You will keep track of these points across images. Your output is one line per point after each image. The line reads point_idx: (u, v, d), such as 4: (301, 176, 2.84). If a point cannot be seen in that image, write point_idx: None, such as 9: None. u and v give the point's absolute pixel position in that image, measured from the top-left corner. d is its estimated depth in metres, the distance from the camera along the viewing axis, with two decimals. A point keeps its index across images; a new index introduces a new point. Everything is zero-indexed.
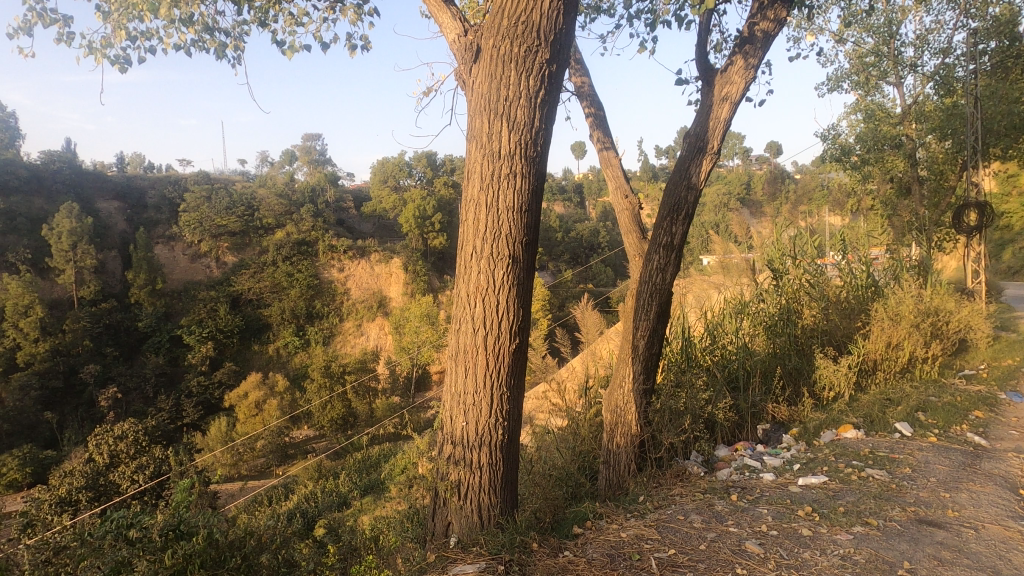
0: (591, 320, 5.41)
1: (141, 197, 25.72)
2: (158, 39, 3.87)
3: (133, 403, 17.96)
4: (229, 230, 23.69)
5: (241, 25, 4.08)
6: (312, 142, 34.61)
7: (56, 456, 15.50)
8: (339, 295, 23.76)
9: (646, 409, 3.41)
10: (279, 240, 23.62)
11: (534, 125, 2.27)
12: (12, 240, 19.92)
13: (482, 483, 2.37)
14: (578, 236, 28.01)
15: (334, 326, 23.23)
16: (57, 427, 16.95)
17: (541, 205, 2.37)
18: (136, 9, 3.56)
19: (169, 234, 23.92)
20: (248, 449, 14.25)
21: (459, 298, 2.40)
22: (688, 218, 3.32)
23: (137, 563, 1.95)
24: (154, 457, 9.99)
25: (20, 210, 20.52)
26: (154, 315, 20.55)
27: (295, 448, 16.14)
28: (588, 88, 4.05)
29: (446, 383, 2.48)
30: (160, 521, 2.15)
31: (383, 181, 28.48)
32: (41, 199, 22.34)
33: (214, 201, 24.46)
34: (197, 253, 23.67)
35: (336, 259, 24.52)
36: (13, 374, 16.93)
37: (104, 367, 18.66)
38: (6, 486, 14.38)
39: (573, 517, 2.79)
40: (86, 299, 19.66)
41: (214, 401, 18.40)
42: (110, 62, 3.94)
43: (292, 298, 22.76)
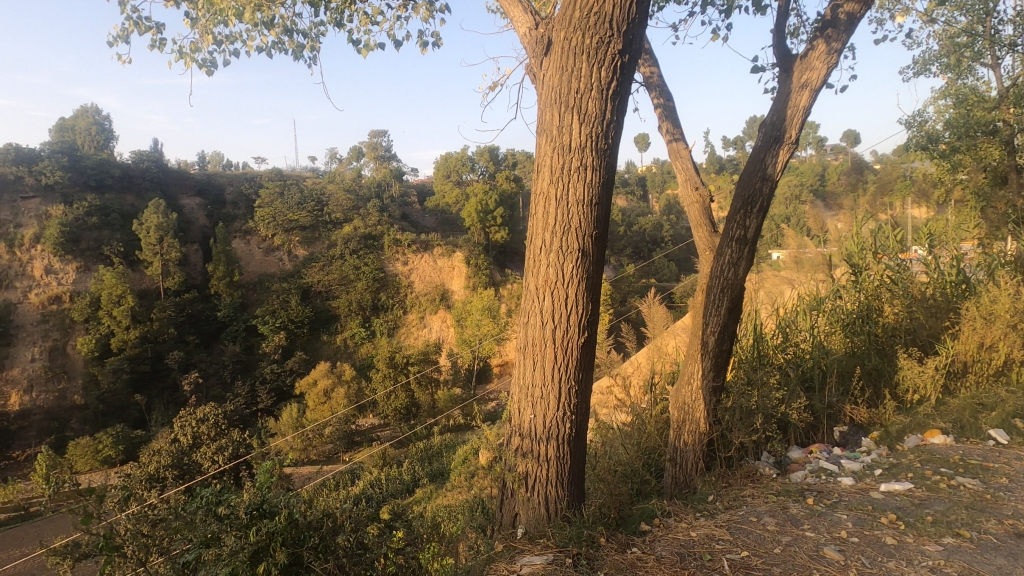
0: (659, 315, 5.13)
1: (219, 194, 27.19)
2: (242, 43, 4.05)
3: (213, 388, 19.06)
4: (300, 224, 24.73)
5: (318, 27, 4.20)
6: (379, 137, 35.43)
7: (144, 435, 16.68)
8: (403, 288, 24.30)
9: (715, 406, 3.33)
10: (347, 235, 24.43)
11: (605, 118, 2.25)
12: (107, 234, 21.48)
13: (550, 475, 2.38)
14: (641, 230, 27.61)
15: (399, 318, 23.83)
16: (145, 409, 18.32)
17: (611, 198, 2.34)
18: (222, 14, 3.74)
19: (245, 229, 25.09)
20: (317, 435, 14.79)
21: (528, 291, 2.42)
22: (762, 211, 3.19)
23: (224, 538, 2.11)
24: (232, 439, 10.50)
25: (113, 206, 22.03)
26: (232, 306, 21.69)
27: (361, 436, 16.65)
28: (657, 79, 3.96)
29: (514, 376, 2.51)
30: (245, 499, 2.28)
31: (446, 176, 28.95)
32: (132, 196, 23.95)
33: (287, 197, 25.57)
34: (271, 246, 24.77)
35: (400, 253, 25.02)
36: (108, 359, 18.32)
37: (187, 354, 19.77)
38: (101, 462, 15.63)
39: (640, 514, 2.75)
40: (171, 289, 20.95)
41: (286, 387, 19.25)
42: (198, 66, 4.13)
43: (358, 290, 23.40)
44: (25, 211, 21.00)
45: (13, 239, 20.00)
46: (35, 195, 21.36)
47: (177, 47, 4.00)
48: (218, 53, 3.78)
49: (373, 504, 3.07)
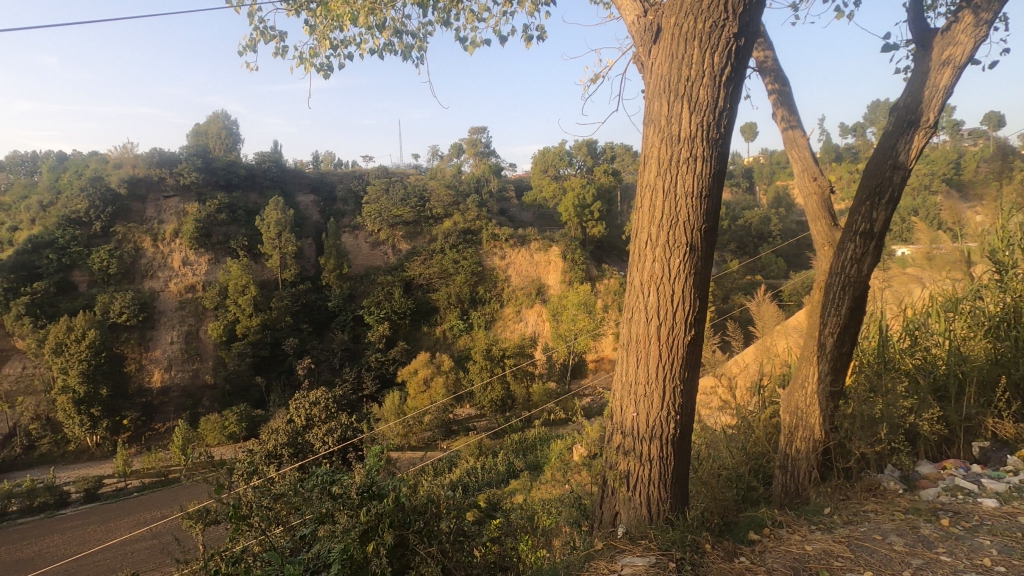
0: (769, 312, 4.86)
1: (331, 191, 28.95)
2: (355, 47, 4.24)
3: (324, 373, 20.33)
4: (403, 220, 25.78)
5: (426, 27, 4.33)
6: (479, 134, 36.00)
7: (263, 415, 18.08)
8: (500, 282, 24.64)
9: (832, 413, 3.12)
10: (447, 229, 25.15)
11: (717, 105, 2.15)
12: (234, 229, 23.54)
13: (651, 476, 2.32)
14: (746, 224, 26.27)
15: (496, 312, 24.20)
16: (265, 390, 19.88)
17: (722, 191, 2.24)
18: (339, 20, 3.94)
19: (354, 224, 26.53)
20: (417, 423, 15.37)
21: (633, 287, 2.37)
22: (892, 202, 2.91)
23: (337, 516, 2.27)
24: (340, 423, 11.09)
25: (239, 203, 24.18)
26: (341, 297, 22.99)
27: (459, 425, 17.10)
28: (772, 62, 3.73)
29: (618, 373, 2.47)
30: (357, 479, 2.42)
31: (544, 170, 29.06)
32: (255, 194, 26.04)
33: (392, 193, 26.68)
34: (377, 241, 26.03)
35: (498, 247, 25.38)
36: (234, 343, 20.02)
37: (301, 341, 21.18)
38: (228, 437, 17.17)
39: (747, 522, 2.62)
40: (288, 281, 22.51)
41: (389, 375, 20.19)
42: (316, 71, 4.39)
43: (457, 284, 24.01)
44: (167, 208, 23.37)
45: (157, 234, 22.29)
46: (175, 194, 23.73)
47: (298, 53, 4.26)
48: (334, 57, 3.99)
49: (473, 491, 3.15)
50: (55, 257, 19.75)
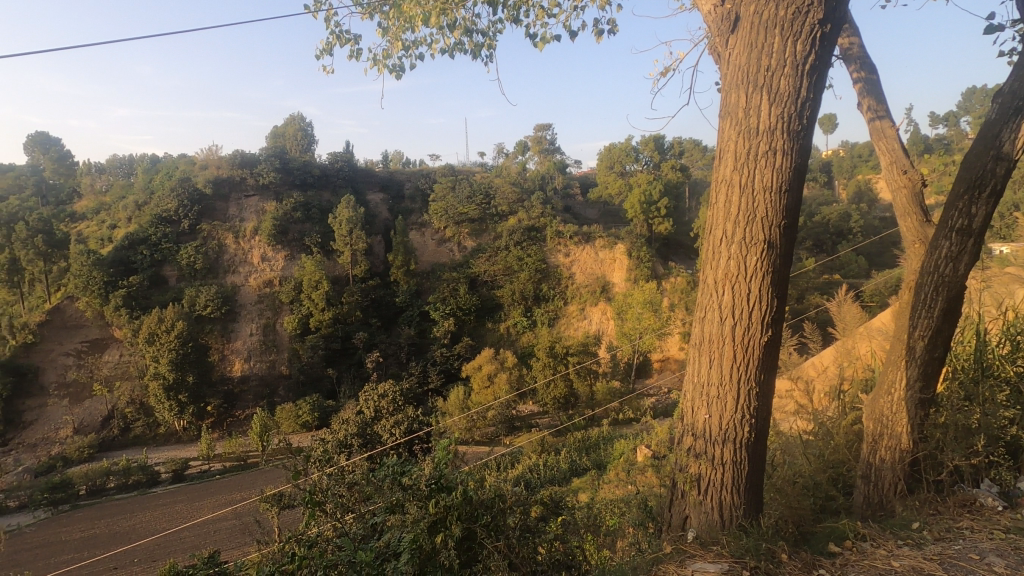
0: (851, 314, 4.63)
1: (399, 189, 29.82)
2: (427, 47, 4.32)
3: (391, 366, 20.90)
4: (469, 217, 26.15)
5: (497, 25, 4.35)
6: (544, 131, 35.85)
7: (335, 405, 18.77)
8: (564, 279, 24.54)
9: (921, 421, 2.93)
10: (512, 227, 25.27)
11: (800, 95, 2.05)
12: (308, 227, 24.55)
13: (724, 480, 2.26)
14: (824, 220, 25.03)
15: (559, 309, 24.09)
16: (336, 381, 20.64)
17: (804, 185, 2.14)
18: (411, 21, 4.02)
19: (421, 222, 27.13)
20: (480, 418, 15.56)
21: (706, 285, 2.32)
22: (995, 195, 2.68)
23: (407, 506, 2.35)
24: (406, 416, 11.22)
25: (314, 202, 25.30)
26: (409, 293, 23.54)
27: (521, 421, 17.16)
28: (857, 49, 3.52)
29: (689, 374, 2.43)
30: (426, 472, 2.49)
31: (610, 166, 28.70)
32: (328, 193, 27.09)
33: (458, 191, 27.10)
34: (443, 238, 26.52)
35: (562, 244, 25.28)
36: (308, 336, 20.88)
37: (370, 335, 21.85)
38: (301, 426, 17.94)
39: (827, 533, 2.50)
40: (358, 276, 23.23)
41: (454, 369, 20.54)
42: (389, 73, 4.49)
43: (521, 281, 24.07)
44: (247, 207, 24.62)
45: (238, 231, 23.51)
46: (255, 194, 24.98)
47: (372, 55, 4.38)
48: (406, 57, 4.09)
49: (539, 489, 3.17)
50: (148, 253, 21.19)
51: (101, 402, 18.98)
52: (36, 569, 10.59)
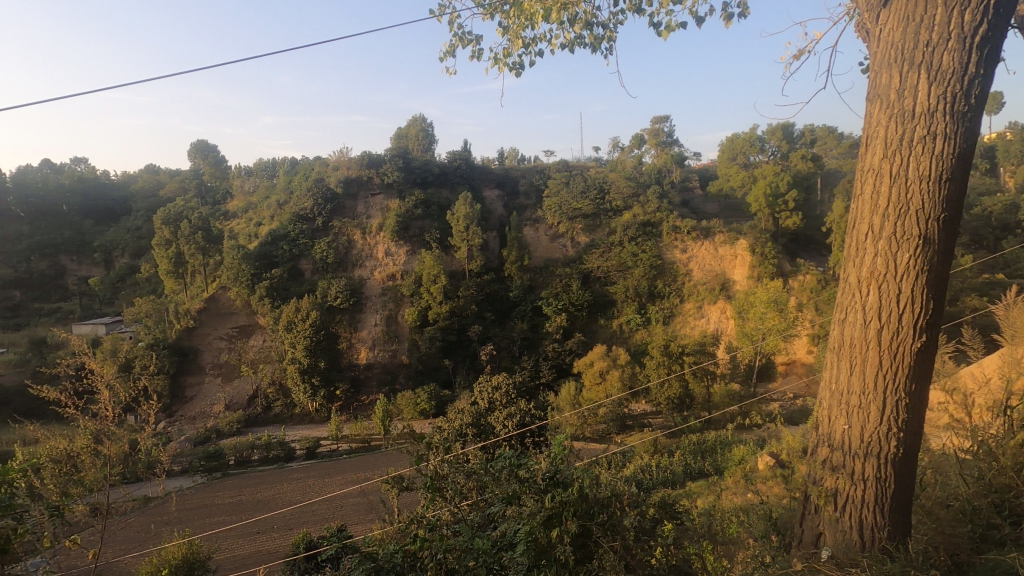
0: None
1: (514, 185, 30.49)
2: (547, 43, 4.32)
3: (504, 359, 21.40)
4: (583, 212, 26.12)
5: (618, 15, 4.26)
6: (662, 123, 34.72)
7: (450, 395, 19.50)
8: (681, 276, 23.68)
9: None
10: (626, 222, 24.75)
11: (966, 72, 1.98)
12: (428, 223, 25.66)
13: (864, 498, 2.23)
14: (985, 212, 22.17)
15: (674, 307, 23.24)
16: (451, 371, 21.48)
17: (968, 172, 2.07)
18: (531, 18, 4.05)
19: (535, 218, 27.66)
20: (591, 415, 15.42)
21: (851, 284, 2.33)
22: None
23: (524, 498, 2.44)
24: (519, 408, 11.25)
25: (433, 199, 26.42)
26: (522, 288, 23.87)
27: (633, 420, 16.84)
28: None
29: (829, 382, 2.44)
30: (544, 466, 2.56)
31: (732, 158, 27.39)
32: (447, 190, 28.25)
33: (572, 186, 27.15)
34: (557, 233, 26.73)
35: (679, 240, 24.43)
36: (427, 327, 21.80)
37: (484, 328, 22.45)
38: (420, 413, 18.83)
39: (989, 566, 2.22)
40: (474, 271, 23.85)
41: (566, 365, 20.62)
42: (508, 70, 4.54)
43: (635, 277, 23.53)
44: (373, 205, 26.17)
45: (365, 228, 25.09)
46: (380, 193, 26.55)
47: (492, 54, 4.45)
48: (526, 55, 4.12)
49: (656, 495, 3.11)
50: (289, 248, 23.25)
51: (247, 382, 21.05)
52: (195, 527, 11.95)
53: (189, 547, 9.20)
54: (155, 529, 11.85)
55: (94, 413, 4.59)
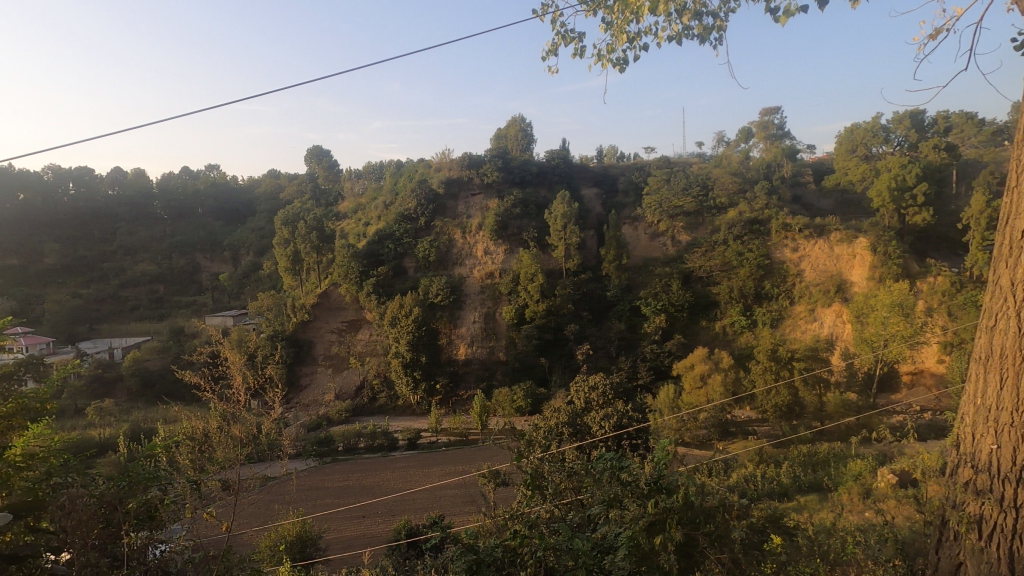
0: None
1: (613, 184, 30.17)
2: (653, 37, 4.22)
3: (601, 359, 21.24)
4: (684, 210, 25.31)
5: (729, 3, 4.07)
6: (771, 115, 32.82)
7: (546, 393, 19.59)
8: (792, 276, 22.21)
9: None
10: (732, 219, 23.60)
11: None
12: (526, 222, 25.87)
13: (1015, 528, 2.19)
14: None
15: (784, 309, 21.83)
16: (547, 370, 21.60)
17: None
18: (637, 11, 3.97)
19: (635, 215, 27.29)
20: (691, 419, 14.87)
21: (1006, 287, 2.30)
22: None
23: (626, 502, 2.41)
24: (617, 410, 11.01)
25: (531, 199, 26.65)
26: (620, 287, 23.44)
27: (737, 427, 16.09)
28: None
29: (981, 398, 2.40)
30: (647, 471, 2.52)
31: (851, 150, 25.52)
32: (545, 189, 28.43)
33: (673, 183, 26.40)
34: (656, 232, 26.12)
35: (790, 238, 23.03)
36: (524, 325, 22.01)
37: (581, 327, 22.33)
38: (516, 410, 19.07)
39: None
40: (571, 270, 23.75)
41: (664, 367, 20.11)
42: (612, 66, 4.46)
43: (741, 277, 22.37)
44: (473, 204, 26.78)
45: (465, 227, 25.73)
46: (480, 192, 27.14)
47: (596, 51, 4.39)
48: (630, 49, 4.04)
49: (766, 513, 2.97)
50: (394, 247, 24.38)
51: (355, 373, 22.22)
52: (308, 507, 12.83)
53: (302, 525, 9.89)
54: (271, 506, 12.82)
55: (225, 396, 5.03)
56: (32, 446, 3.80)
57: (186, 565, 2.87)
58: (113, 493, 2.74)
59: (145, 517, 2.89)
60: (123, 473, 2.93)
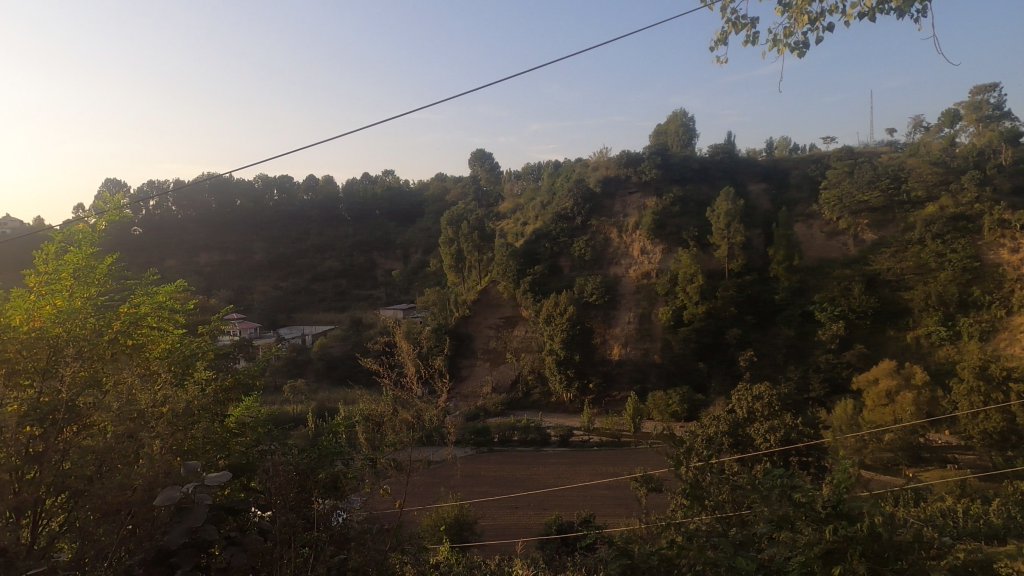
0: None
1: (784, 178, 28.14)
2: (840, 15, 3.79)
3: (766, 367, 19.87)
4: (869, 206, 22.91)
5: None
6: (985, 93, 28.10)
7: (704, 400, 18.70)
8: (1009, 281, 18.53)
9: None
10: (930, 215, 20.71)
11: None
12: (686, 220, 24.88)
13: None
14: None
15: (997, 320, 17.99)
16: (706, 375, 20.57)
17: None
18: None
19: (809, 213, 25.00)
20: (874, 439, 13.27)
21: None
22: None
23: (801, 527, 2.40)
24: (784, 423, 10.16)
25: (692, 197, 25.71)
26: (789, 290, 21.60)
27: (932, 454, 13.96)
28: None
29: None
30: (825, 496, 2.49)
31: None
32: (707, 185, 27.29)
33: (857, 175, 23.98)
34: (835, 230, 23.71)
35: (1008, 236, 19.55)
36: (681, 328, 21.24)
37: (744, 332, 21.03)
38: (671, 415, 18.46)
39: None
40: (734, 271, 22.32)
41: (842, 380, 18.18)
42: (789, 51, 4.05)
43: (941, 282, 19.31)
44: (631, 203, 26.35)
45: (622, 226, 25.41)
46: (638, 190, 26.75)
47: (772, 36, 4.03)
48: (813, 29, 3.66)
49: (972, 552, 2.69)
50: (550, 246, 25.09)
51: (511, 367, 22.88)
52: (465, 493, 13.54)
53: (459, 508, 10.48)
54: (433, 488, 13.77)
55: (399, 383, 5.47)
56: (243, 416, 4.47)
57: (363, 535, 3.12)
58: (306, 462, 3.14)
59: (331, 487, 3.26)
60: (313, 448, 3.31)
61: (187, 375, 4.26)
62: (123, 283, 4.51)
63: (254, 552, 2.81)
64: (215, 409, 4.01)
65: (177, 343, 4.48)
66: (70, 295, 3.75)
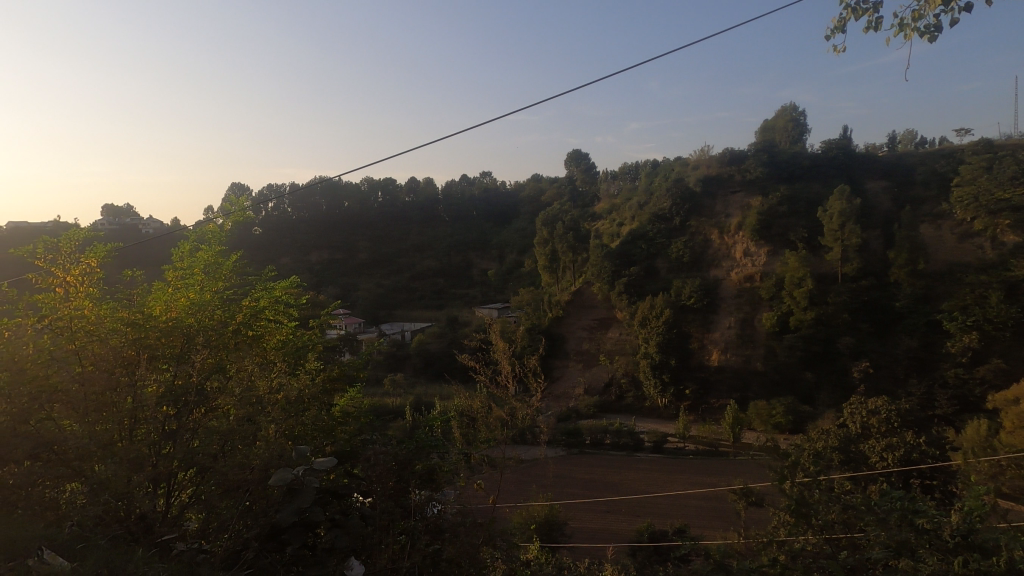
0: None
1: (908, 175, 25.90)
2: None
3: (883, 380, 18.40)
4: (1012, 204, 20.41)
5: None
6: None
7: (811, 412, 17.53)
8: None
9: None
10: None
11: None
12: (795, 221, 23.45)
13: None
14: None
15: None
16: (815, 386, 19.26)
17: None
18: None
19: (937, 213, 22.92)
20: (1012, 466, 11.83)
21: None
22: None
23: (924, 554, 2.23)
24: (904, 441, 9.31)
25: (801, 196, 24.25)
26: (913, 297, 19.77)
27: None
28: None
29: None
30: (954, 524, 2.30)
31: None
32: (819, 183, 25.67)
33: (997, 171, 21.51)
34: (968, 232, 21.48)
35: None
36: (786, 335, 20.17)
37: (859, 341, 19.52)
38: (775, 426, 17.50)
39: None
40: (848, 275, 20.73)
41: (974, 398, 16.40)
42: (919, 35, 3.68)
43: None
44: (733, 203, 25.22)
45: (723, 227, 24.36)
46: (741, 189, 25.64)
47: (897, 19, 3.69)
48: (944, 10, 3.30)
49: None
50: (646, 247, 24.51)
51: (604, 369, 22.54)
52: (555, 493, 13.56)
53: (549, 508, 10.52)
54: (523, 486, 13.94)
55: (493, 381, 5.53)
56: (347, 406, 4.71)
57: (458, 527, 3.21)
58: (404, 453, 3.23)
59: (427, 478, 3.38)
60: (410, 438, 3.42)
61: (299, 365, 4.57)
62: (245, 279, 4.90)
63: (355, 535, 2.93)
64: (323, 397, 4.27)
65: (290, 336, 4.81)
66: (201, 289, 4.12)
